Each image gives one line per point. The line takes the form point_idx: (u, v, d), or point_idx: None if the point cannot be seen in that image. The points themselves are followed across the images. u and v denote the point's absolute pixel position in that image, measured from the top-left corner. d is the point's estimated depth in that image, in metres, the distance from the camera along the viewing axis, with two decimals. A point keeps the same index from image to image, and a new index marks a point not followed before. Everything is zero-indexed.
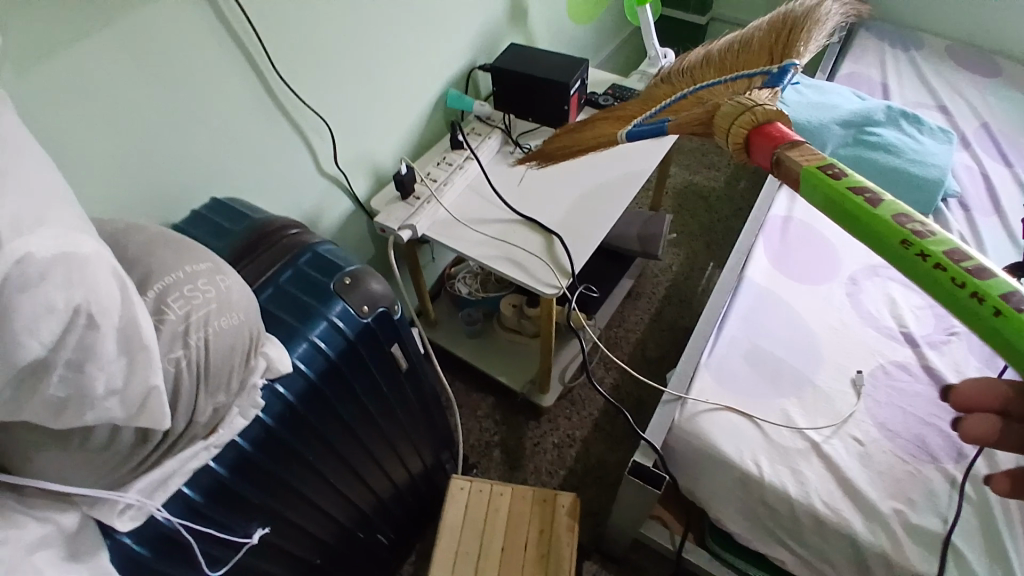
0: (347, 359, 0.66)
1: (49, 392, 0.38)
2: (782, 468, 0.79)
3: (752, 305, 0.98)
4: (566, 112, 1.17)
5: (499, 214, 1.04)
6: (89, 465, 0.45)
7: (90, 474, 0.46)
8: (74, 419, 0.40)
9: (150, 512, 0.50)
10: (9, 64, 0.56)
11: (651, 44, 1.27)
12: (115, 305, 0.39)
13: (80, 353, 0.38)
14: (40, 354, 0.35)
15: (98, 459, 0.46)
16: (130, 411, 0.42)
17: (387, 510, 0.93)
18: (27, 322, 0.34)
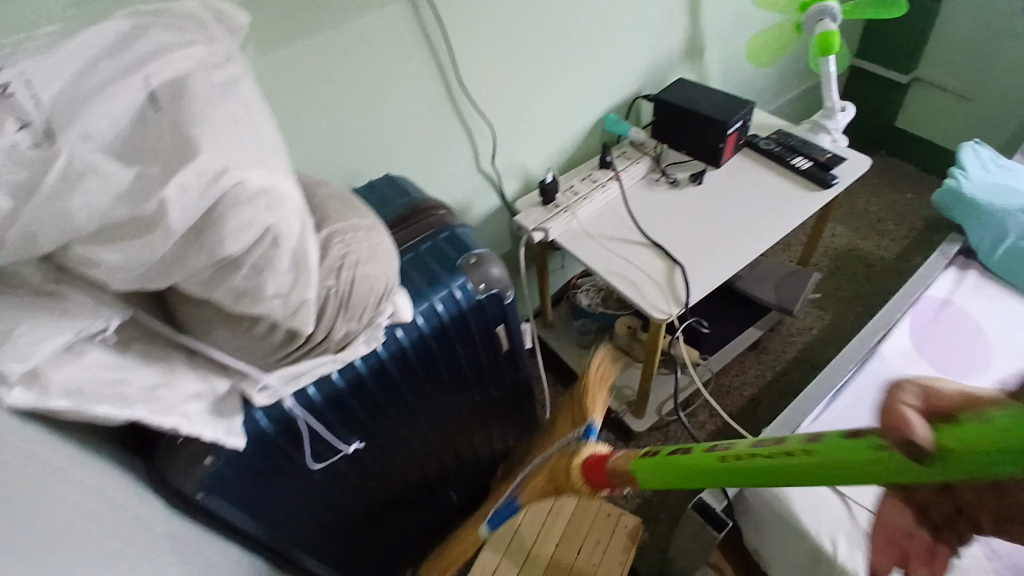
0: (456, 326, 0.76)
1: (235, 282, 0.50)
2: (860, 554, 0.74)
3: (876, 382, 0.91)
4: (721, 150, 1.21)
5: (629, 234, 1.09)
6: (247, 350, 0.58)
7: (249, 357, 0.59)
8: (246, 308, 0.52)
9: (279, 397, 0.63)
10: (258, 45, 0.75)
11: (830, 95, 1.34)
12: (294, 234, 0.51)
13: (263, 261, 0.50)
14: (236, 253, 0.48)
15: (255, 347, 0.58)
16: (286, 313, 0.54)
17: (462, 473, 1.03)
18: (233, 231, 0.46)
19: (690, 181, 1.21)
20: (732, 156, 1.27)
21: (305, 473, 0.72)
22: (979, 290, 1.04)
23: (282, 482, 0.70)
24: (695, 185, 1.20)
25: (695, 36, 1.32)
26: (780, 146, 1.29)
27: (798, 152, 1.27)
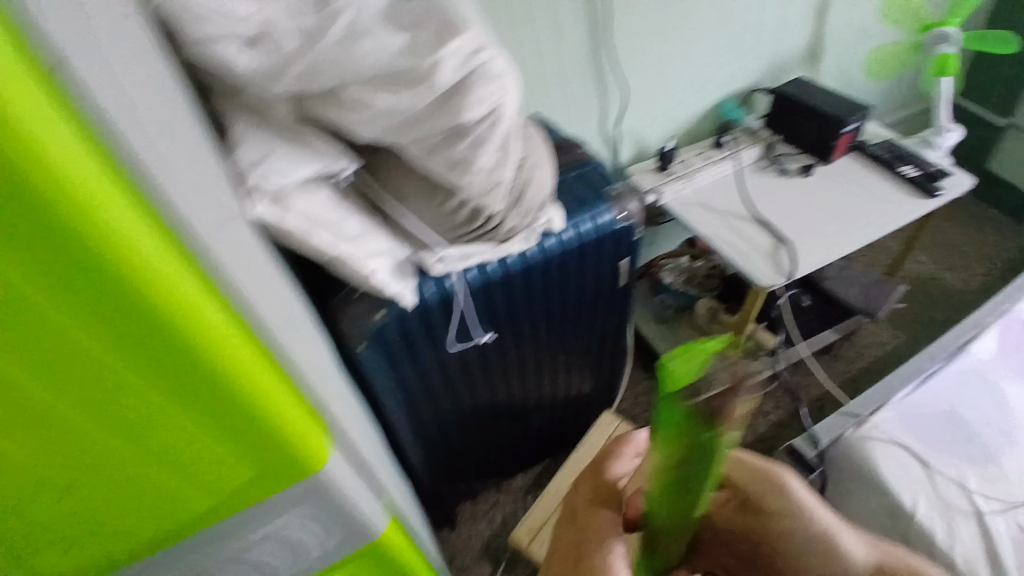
0: (593, 249, 0.82)
1: (455, 151, 0.58)
2: (938, 517, 0.79)
3: (966, 376, 0.95)
4: (832, 149, 1.25)
5: (740, 210, 1.15)
6: (435, 220, 0.67)
7: (435, 227, 0.68)
8: (455, 178, 0.61)
9: (450, 271, 0.71)
10: None
11: (941, 114, 1.36)
12: (508, 119, 0.59)
13: (482, 137, 0.58)
14: (469, 121, 0.56)
15: (443, 218, 0.67)
16: (482, 190, 0.63)
17: (548, 398, 1.11)
18: (473, 100, 0.55)
19: (800, 172, 1.26)
20: (840, 158, 1.29)
21: (444, 349, 0.80)
22: None
23: (429, 353, 0.79)
24: (805, 176, 1.25)
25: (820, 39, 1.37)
26: (889, 154, 1.32)
27: (906, 161, 1.30)
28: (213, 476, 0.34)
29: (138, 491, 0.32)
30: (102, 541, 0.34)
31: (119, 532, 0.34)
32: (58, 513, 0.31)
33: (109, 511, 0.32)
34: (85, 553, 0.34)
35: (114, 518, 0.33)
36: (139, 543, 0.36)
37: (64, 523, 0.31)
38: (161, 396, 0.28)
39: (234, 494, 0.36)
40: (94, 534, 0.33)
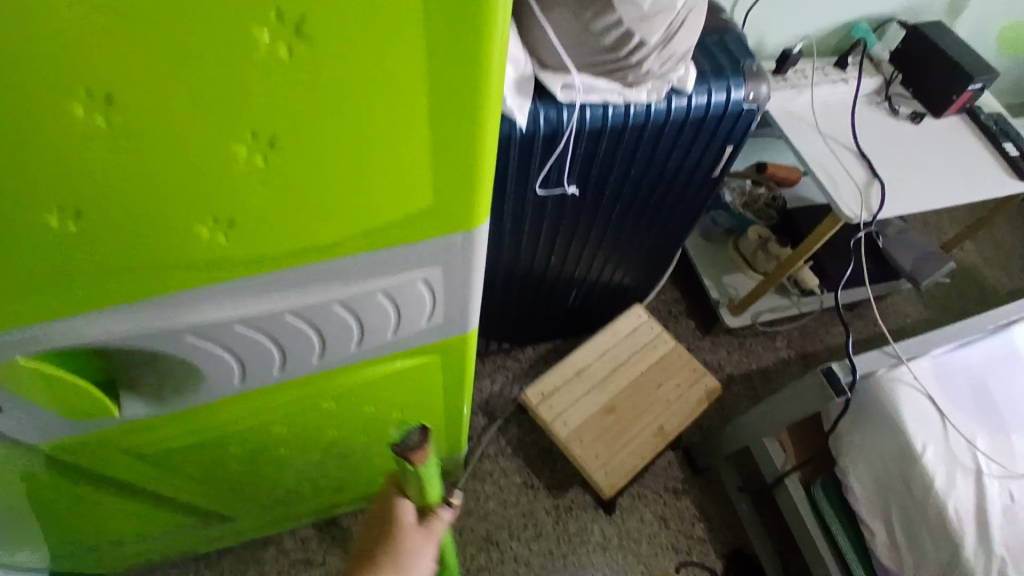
0: (708, 125, 0.76)
1: None
2: (942, 466, 0.82)
3: (1006, 355, 0.95)
4: (949, 104, 1.16)
5: (843, 137, 1.08)
6: (574, 38, 0.62)
7: (571, 46, 0.63)
8: None
9: (570, 101, 0.65)
10: None
11: None
12: None
13: None
14: None
15: (584, 36, 0.62)
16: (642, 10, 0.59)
17: (590, 278, 1.10)
18: None
19: (909, 118, 1.17)
20: (952, 115, 1.19)
21: (528, 192, 0.75)
22: None
23: (510, 192, 0.74)
24: (912, 123, 1.17)
25: None
26: (997, 127, 1.19)
27: (1010, 139, 1.17)
28: (404, 146, 0.36)
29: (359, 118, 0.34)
30: (284, 171, 0.35)
31: (302, 161, 0.35)
32: (289, 96, 0.32)
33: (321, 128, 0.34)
34: (257, 192, 0.35)
35: (311, 145, 0.34)
36: (300, 207, 0.37)
37: (281, 111, 0.33)
38: (448, 46, 0.33)
39: (399, 193, 0.39)
40: (289, 146, 0.34)
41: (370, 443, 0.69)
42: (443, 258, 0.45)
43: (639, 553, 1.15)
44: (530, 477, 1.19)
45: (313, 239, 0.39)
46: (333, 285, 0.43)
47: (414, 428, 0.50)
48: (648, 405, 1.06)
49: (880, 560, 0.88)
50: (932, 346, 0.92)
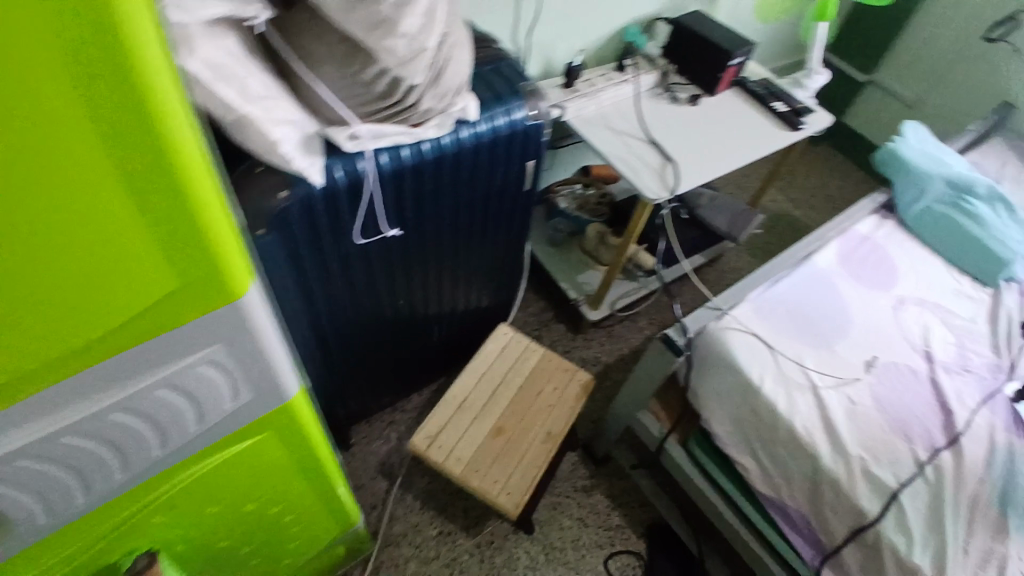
0: (504, 144, 0.83)
1: (379, 9, 0.59)
2: (780, 390, 0.93)
3: (810, 280, 1.11)
4: (718, 80, 1.32)
5: (633, 131, 1.21)
6: (349, 90, 0.67)
7: (349, 99, 0.68)
8: (378, 40, 0.61)
9: (363, 150, 0.69)
10: None
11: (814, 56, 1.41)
12: None
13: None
14: None
15: (358, 89, 0.67)
16: (403, 58, 0.65)
17: (448, 311, 1.12)
18: None
19: (689, 101, 1.31)
20: (725, 90, 1.36)
21: (348, 243, 0.78)
22: (892, 233, 1.29)
23: (330, 243, 0.76)
24: (693, 104, 1.31)
25: None
26: (763, 90, 1.37)
27: (777, 98, 1.36)
28: (136, 246, 0.34)
29: (76, 228, 0.31)
30: None
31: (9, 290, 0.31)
32: None
33: (28, 246, 0.30)
34: None
35: (29, 272, 0.31)
36: (32, 334, 0.33)
37: None
38: (160, 149, 0.32)
39: (142, 290, 0.36)
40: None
41: (236, 548, 0.67)
42: (224, 336, 0.44)
43: (567, 561, 1.17)
44: (445, 523, 1.17)
45: (56, 356, 0.35)
46: (101, 396, 0.41)
47: (142, 555, 0.56)
48: (530, 415, 1.10)
49: (759, 490, 0.96)
50: (748, 289, 1.05)
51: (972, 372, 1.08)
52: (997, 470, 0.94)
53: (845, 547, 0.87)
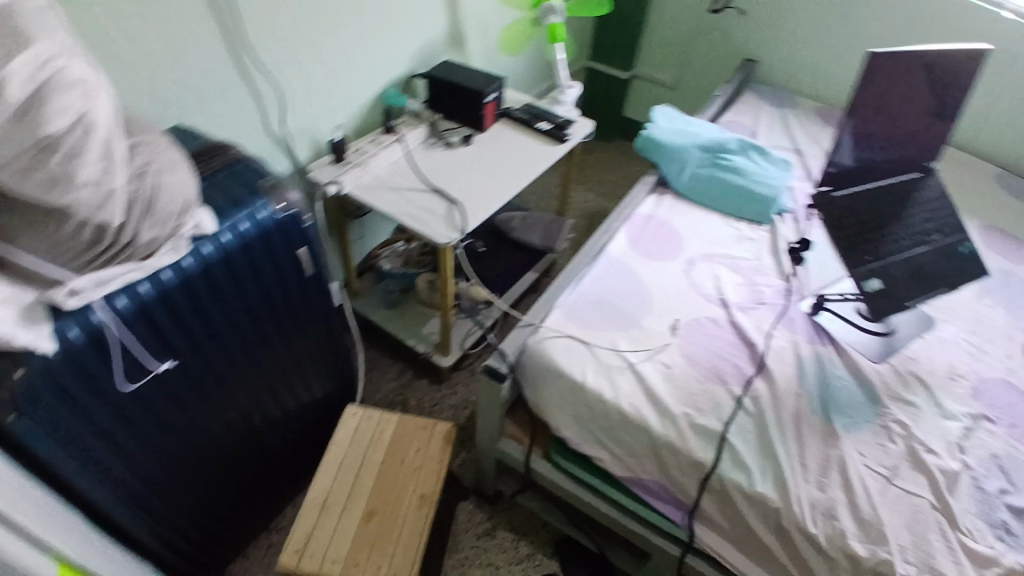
0: (259, 243, 0.85)
1: (48, 167, 0.60)
2: (603, 378, 1.01)
3: (608, 271, 1.21)
4: (481, 118, 1.43)
5: (415, 184, 1.27)
6: (58, 247, 0.67)
7: (61, 254, 0.67)
8: (60, 194, 0.62)
9: (91, 301, 0.68)
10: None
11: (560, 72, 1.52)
12: (102, 123, 0.64)
13: (74, 148, 0.61)
14: (55, 132, 0.59)
15: (65, 243, 0.66)
16: (97, 202, 0.65)
17: (282, 414, 1.10)
18: (58, 108, 0.59)
19: (462, 142, 1.40)
20: (492, 124, 1.47)
21: (115, 398, 0.74)
22: (672, 204, 1.44)
23: (95, 403, 0.72)
24: (466, 145, 1.40)
25: (458, 24, 1.53)
26: (527, 115, 1.50)
27: (541, 120, 1.48)
28: None
29: None
30: None
31: None
32: None
33: None
34: None
35: None
36: None
37: None
38: None
39: None
40: None
41: None
42: None
43: None
44: None
45: None
46: None
47: None
48: (399, 487, 1.08)
49: (618, 476, 1.01)
50: (555, 297, 1.13)
51: (768, 303, 1.20)
52: (810, 382, 1.04)
53: (701, 498, 0.93)
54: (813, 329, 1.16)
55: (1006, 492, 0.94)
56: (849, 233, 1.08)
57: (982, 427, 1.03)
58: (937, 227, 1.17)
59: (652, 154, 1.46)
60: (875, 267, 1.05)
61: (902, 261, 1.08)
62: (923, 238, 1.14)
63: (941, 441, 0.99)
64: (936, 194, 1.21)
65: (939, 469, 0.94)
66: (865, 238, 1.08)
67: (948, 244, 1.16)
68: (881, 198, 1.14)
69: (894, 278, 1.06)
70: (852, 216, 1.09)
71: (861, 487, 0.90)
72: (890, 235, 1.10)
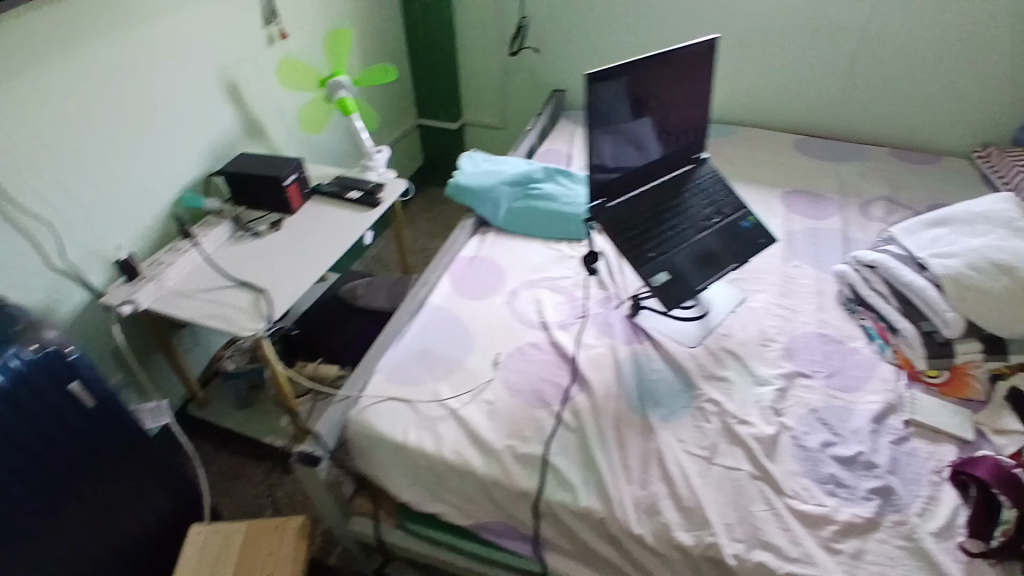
0: (18, 390, 0.85)
1: None
2: (424, 432, 1.02)
3: (430, 322, 1.22)
4: (286, 200, 1.46)
5: (220, 282, 1.31)
6: None
7: None
8: None
9: None
10: None
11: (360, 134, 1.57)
12: None
13: None
14: None
15: None
16: None
17: (113, 551, 1.06)
18: None
19: (270, 228, 1.44)
20: (302, 204, 1.50)
21: None
22: (495, 241, 1.49)
23: None
24: (275, 230, 1.44)
25: (249, 116, 1.59)
26: (337, 187, 1.54)
27: (352, 187, 1.53)
28: None
29: None
30: None
31: None
32: None
33: None
34: None
35: None
36: None
37: None
38: None
39: None
40: None
41: None
42: None
43: None
44: None
45: None
46: None
47: None
48: None
49: (465, 525, 1.00)
50: (373, 363, 1.14)
51: (588, 315, 1.25)
52: (628, 382, 1.08)
53: (538, 525, 0.94)
54: (631, 329, 1.21)
55: (830, 444, 0.97)
56: (630, 235, 1.13)
57: (796, 382, 1.07)
58: (718, 208, 1.22)
59: (466, 200, 1.52)
60: (658, 263, 1.11)
61: (684, 250, 1.14)
62: (705, 223, 1.19)
63: (755, 406, 1.02)
64: (713, 176, 1.27)
65: (750, 437, 0.97)
66: (647, 235, 1.14)
67: (730, 221, 1.21)
68: (660, 193, 1.20)
69: (678, 268, 1.12)
70: (631, 218, 1.15)
71: (680, 474, 0.93)
72: (670, 227, 1.17)
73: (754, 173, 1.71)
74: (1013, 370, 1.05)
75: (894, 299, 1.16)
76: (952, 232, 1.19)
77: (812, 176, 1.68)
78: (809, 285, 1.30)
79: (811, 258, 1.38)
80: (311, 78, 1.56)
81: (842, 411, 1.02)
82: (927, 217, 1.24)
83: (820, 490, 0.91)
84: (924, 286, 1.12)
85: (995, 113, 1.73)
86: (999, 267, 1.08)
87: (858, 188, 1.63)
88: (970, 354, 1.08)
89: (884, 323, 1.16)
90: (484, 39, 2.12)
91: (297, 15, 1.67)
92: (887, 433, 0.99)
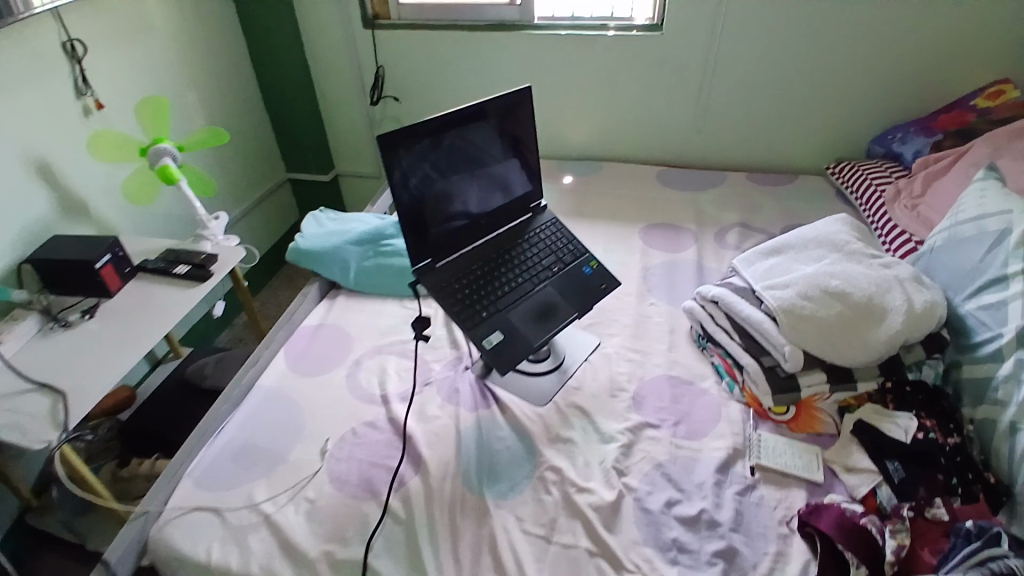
0: None
1: None
2: (230, 545, 0.89)
3: (254, 408, 1.09)
4: (103, 284, 1.31)
5: (17, 384, 1.14)
6: None
7: None
8: None
9: None
10: None
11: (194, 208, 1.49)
12: None
13: None
14: None
15: None
16: None
17: None
18: None
19: (84, 317, 1.29)
20: (123, 285, 1.37)
21: None
22: (345, 304, 1.39)
23: None
24: (88, 318, 1.28)
25: (64, 193, 1.43)
26: (165, 262, 1.42)
27: (179, 261, 1.41)
28: None
29: None
30: None
31: None
32: None
33: None
34: None
35: None
36: None
37: None
38: None
39: None
40: None
41: None
42: None
43: None
44: None
45: None
46: None
47: None
48: None
49: None
50: (183, 467, 1.00)
51: (434, 380, 1.16)
52: (468, 454, 1.00)
53: None
54: (479, 392, 1.13)
55: (672, 503, 0.92)
56: (460, 294, 1.07)
57: (642, 435, 1.02)
58: (557, 257, 1.20)
59: (309, 265, 1.41)
60: (490, 322, 1.06)
61: (520, 306, 1.10)
62: (543, 275, 1.16)
63: (597, 469, 0.96)
64: (553, 225, 1.26)
65: (588, 507, 0.90)
66: (480, 293, 1.09)
67: (570, 270, 1.19)
68: (495, 248, 1.17)
69: (513, 326, 1.07)
70: (462, 276, 1.10)
71: (512, 559, 0.85)
72: (506, 283, 1.12)
73: (619, 209, 1.71)
74: (859, 402, 1.05)
75: (736, 334, 1.13)
76: (786, 261, 1.18)
77: (671, 207, 1.70)
78: (662, 323, 1.29)
79: (665, 293, 1.37)
80: (131, 150, 1.43)
81: (686, 463, 0.98)
82: (764, 246, 1.23)
83: (661, 560, 0.85)
84: (762, 320, 1.09)
85: (832, 130, 1.81)
86: (830, 295, 1.07)
87: (714, 216, 1.65)
88: (815, 387, 1.05)
89: (730, 359, 1.14)
90: (344, 89, 2.05)
91: (116, 82, 1.55)
92: (732, 483, 0.94)
